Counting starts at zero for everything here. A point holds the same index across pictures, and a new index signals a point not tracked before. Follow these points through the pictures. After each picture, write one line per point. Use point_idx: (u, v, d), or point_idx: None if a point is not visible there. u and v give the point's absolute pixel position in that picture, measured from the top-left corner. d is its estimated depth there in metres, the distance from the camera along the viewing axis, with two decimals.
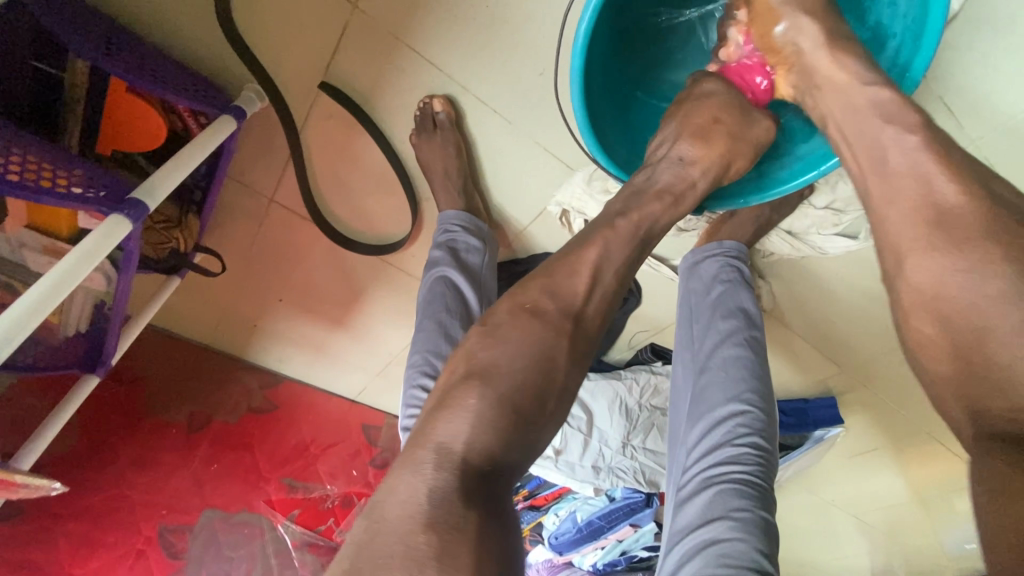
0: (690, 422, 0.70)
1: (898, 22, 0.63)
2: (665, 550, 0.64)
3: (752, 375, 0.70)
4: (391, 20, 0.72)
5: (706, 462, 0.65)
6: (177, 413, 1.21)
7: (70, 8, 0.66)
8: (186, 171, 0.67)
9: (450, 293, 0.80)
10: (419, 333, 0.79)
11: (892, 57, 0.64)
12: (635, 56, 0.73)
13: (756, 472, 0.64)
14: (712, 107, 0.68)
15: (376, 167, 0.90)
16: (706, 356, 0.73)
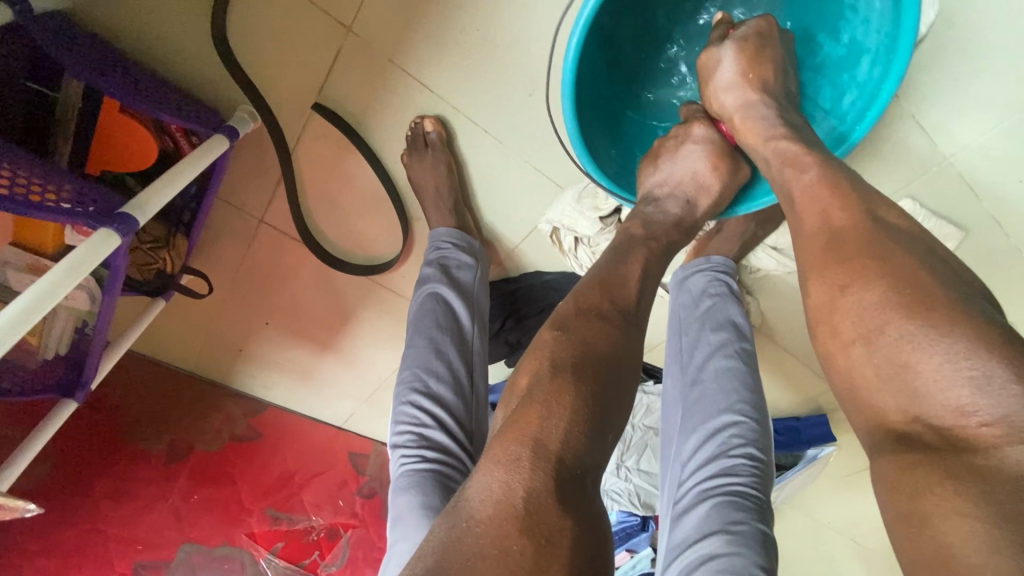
0: (683, 434, 0.70)
1: (871, 38, 0.66)
2: (664, 565, 0.62)
3: (744, 386, 0.70)
4: (384, 43, 0.74)
5: (701, 475, 0.64)
6: (157, 442, 1.17)
7: (68, 31, 0.67)
8: (179, 187, 0.67)
9: (440, 309, 0.80)
10: (410, 350, 0.78)
11: (866, 70, 0.67)
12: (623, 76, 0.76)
13: (753, 483, 0.63)
14: (701, 132, 0.73)
15: (367, 186, 0.91)
16: (697, 369, 0.73)
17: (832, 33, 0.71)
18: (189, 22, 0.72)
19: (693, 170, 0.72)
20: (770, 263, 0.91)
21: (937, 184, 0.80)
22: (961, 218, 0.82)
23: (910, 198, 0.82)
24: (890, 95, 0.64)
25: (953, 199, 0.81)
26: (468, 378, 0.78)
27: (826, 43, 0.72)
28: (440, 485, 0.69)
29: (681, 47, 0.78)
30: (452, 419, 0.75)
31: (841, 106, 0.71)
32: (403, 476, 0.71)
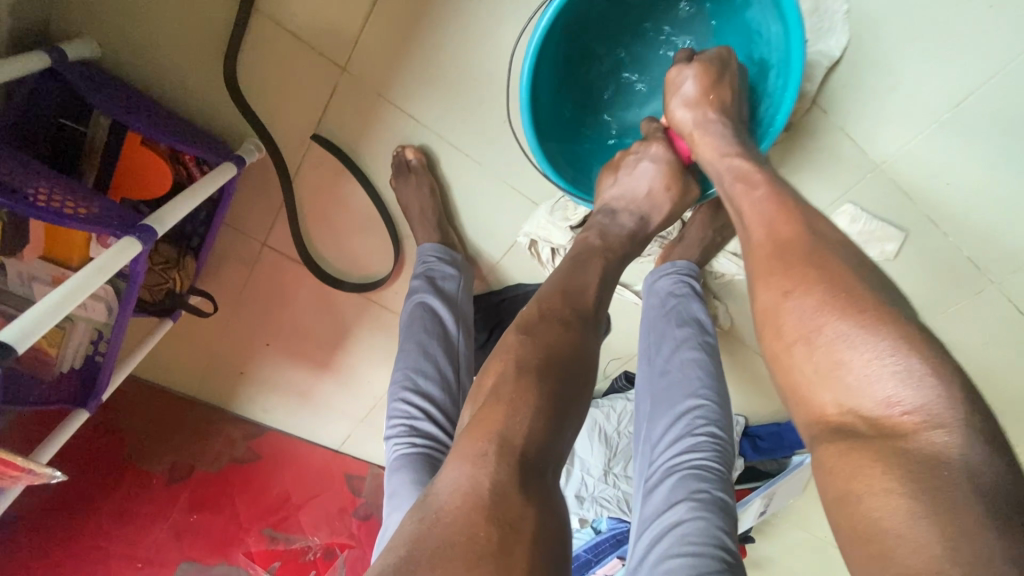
0: (653, 417, 0.75)
1: (773, 55, 0.76)
2: (636, 534, 0.67)
3: (707, 372, 0.76)
4: (375, 82, 0.84)
5: (669, 452, 0.70)
6: (159, 463, 1.22)
7: (99, 77, 0.78)
8: (192, 205, 0.76)
9: (427, 315, 0.87)
10: (400, 351, 0.85)
11: (774, 83, 0.77)
12: (583, 90, 0.85)
13: (716, 457, 0.68)
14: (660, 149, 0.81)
15: (362, 209, 0.99)
16: (664, 359, 0.79)
17: (749, 50, 0.80)
18: (204, 66, 0.82)
19: (650, 182, 0.80)
20: (731, 268, 0.99)
21: (872, 190, 0.91)
22: (900, 221, 0.93)
23: (851, 203, 0.93)
24: (793, 100, 0.72)
25: (889, 204, 0.92)
26: (454, 375, 0.85)
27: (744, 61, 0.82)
28: (428, 465, 0.75)
29: (645, 70, 0.85)
30: (440, 410, 0.81)
31: (761, 113, 0.79)
32: (395, 461, 0.77)
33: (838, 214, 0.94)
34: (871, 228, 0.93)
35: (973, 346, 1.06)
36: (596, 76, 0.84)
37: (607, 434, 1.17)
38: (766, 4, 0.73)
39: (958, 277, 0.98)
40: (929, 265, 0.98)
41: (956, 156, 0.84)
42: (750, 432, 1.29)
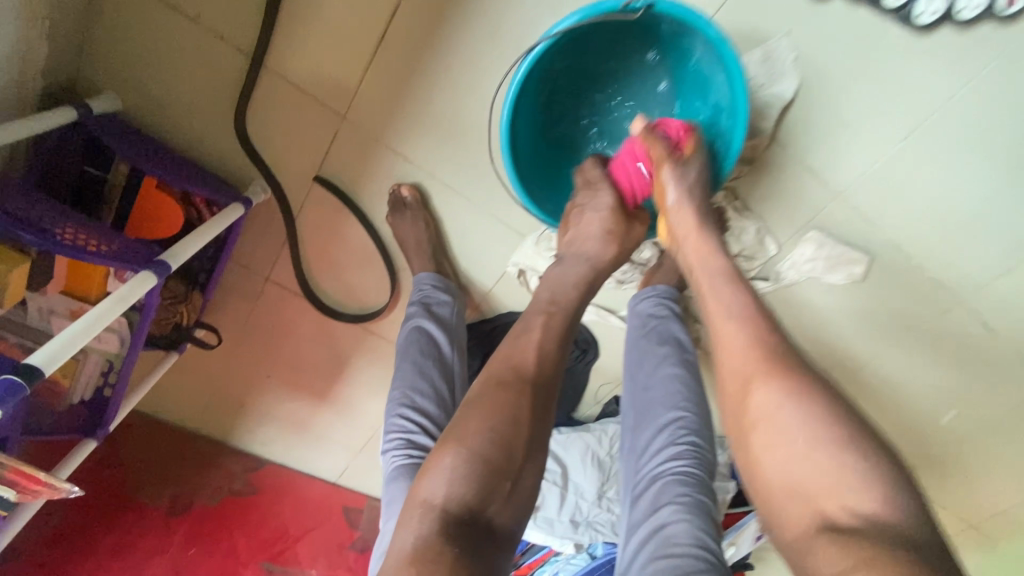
0: (639, 429, 0.79)
1: (721, 99, 0.80)
2: (626, 540, 0.69)
3: (688, 386, 0.81)
4: (371, 128, 0.91)
5: (654, 461, 0.73)
6: (159, 497, 1.24)
7: (121, 128, 0.86)
8: (202, 243, 0.82)
9: (423, 339, 0.92)
10: (397, 372, 0.90)
11: (726, 123, 0.81)
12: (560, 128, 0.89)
13: (699, 464, 0.72)
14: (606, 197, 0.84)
15: (359, 244, 1.06)
16: (647, 374, 0.84)
17: (700, 95, 0.83)
18: (216, 116, 0.90)
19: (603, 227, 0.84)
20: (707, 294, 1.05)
21: (836, 217, 0.97)
22: (864, 244, 0.99)
23: (817, 229, 0.99)
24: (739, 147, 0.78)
25: (853, 228, 0.98)
26: (448, 392, 0.90)
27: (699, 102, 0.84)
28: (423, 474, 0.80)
29: (612, 112, 0.88)
30: (435, 424, 0.86)
31: (715, 153, 0.82)
32: (392, 472, 0.81)
33: (805, 240, 1.01)
34: (838, 252, 1.00)
35: (947, 360, 1.12)
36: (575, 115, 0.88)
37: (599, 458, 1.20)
38: (712, 57, 0.76)
39: (926, 295, 1.04)
40: (900, 284, 1.03)
41: (906, 185, 0.92)
42: None
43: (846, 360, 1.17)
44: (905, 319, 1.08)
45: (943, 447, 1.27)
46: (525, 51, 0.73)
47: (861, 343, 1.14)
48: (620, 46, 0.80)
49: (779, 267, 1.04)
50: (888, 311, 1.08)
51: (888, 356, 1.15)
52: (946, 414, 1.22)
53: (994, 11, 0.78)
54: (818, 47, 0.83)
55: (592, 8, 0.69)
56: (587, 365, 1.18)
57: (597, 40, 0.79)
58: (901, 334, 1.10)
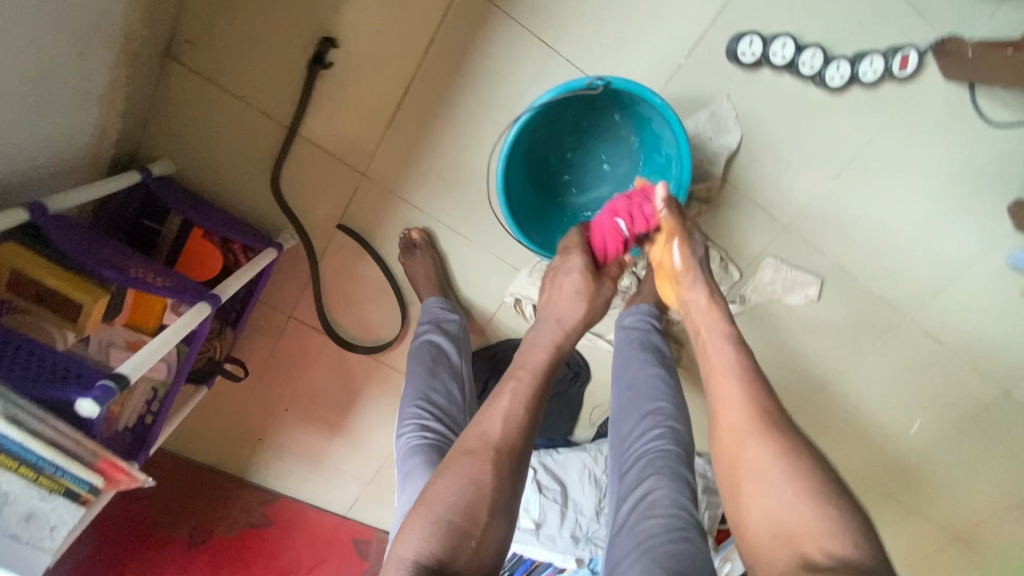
0: (624, 418, 0.91)
1: (672, 151, 0.96)
2: (617, 510, 0.80)
3: (666, 381, 0.93)
4: (387, 183, 1.07)
5: (639, 443, 0.85)
6: (180, 529, 1.33)
7: (173, 187, 1.01)
8: (240, 281, 0.96)
9: (435, 350, 1.07)
10: (411, 375, 1.03)
11: (677, 172, 0.97)
12: (544, 175, 1.04)
13: (678, 444, 0.83)
14: (576, 262, 0.98)
15: (374, 283, 1.19)
16: (631, 374, 0.96)
17: (655, 149, 1.00)
18: (253, 176, 1.06)
19: (575, 288, 0.97)
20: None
21: (788, 247, 1.13)
22: (815, 269, 1.15)
23: (773, 257, 1.14)
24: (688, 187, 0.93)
25: (803, 256, 1.13)
26: (455, 387, 1.04)
27: (655, 153, 1.00)
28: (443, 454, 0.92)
29: (586, 166, 1.04)
30: (442, 411, 0.99)
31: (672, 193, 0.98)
32: (407, 452, 0.93)
33: (763, 266, 1.14)
34: (793, 276, 1.15)
35: (906, 373, 1.25)
36: (555, 165, 1.03)
37: (595, 475, 1.29)
38: (661, 119, 0.94)
39: (876, 314, 1.18)
40: (851, 304, 1.18)
41: (843, 215, 1.09)
42: None
43: (815, 377, 1.28)
44: (862, 337, 1.21)
45: (916, 460, 1.37)
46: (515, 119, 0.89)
47: (824, 360, 1.26)
48: (589, 112, 0.97)
49: (743, 290, 1.17)
50: (845, 331, 1.21)
51: (853, 373, 1.27)
52: (912, 426, 1.32)
53: (891, 74, 0.97)
54: (755, 106, 1.01)
55: (566, 85, 0.86)
56: (581, 387, 1.29)
57: (569, 108, 0.96)
58: (860, 351, 1.23)
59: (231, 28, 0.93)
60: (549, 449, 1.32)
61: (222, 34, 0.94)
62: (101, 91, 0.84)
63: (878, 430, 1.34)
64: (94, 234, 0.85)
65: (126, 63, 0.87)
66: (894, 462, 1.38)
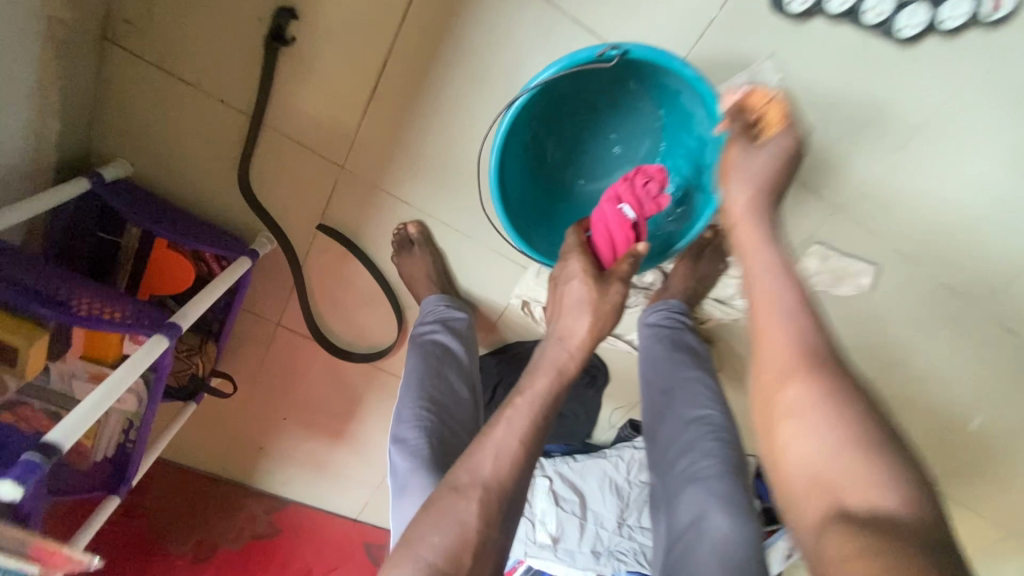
0: (667, 433, 0.86)
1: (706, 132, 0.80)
2: (671, 536, 0.81)
3: (707, 388, 0.88)
4: (370, 176, 0.94)
5: (689, 465, 0.82)
6: (183, 544, 1.28)
7: (130, 191, 0.89)
8: (209, 301, 0.84)
9: (442, 350, 0.97)
10: (413, 376, 0.93)
11: (712, 156, 0.81)
12: (551, 164, 0.89)
13: (734, 468, 0.82)
14: (577, 268, 0.87)
15: (365, 286, 1.08)
16: (671, 383, 0.89)
17: (685, 127, 0.84)
18: (219, 175, 0.94)
19: (579, 298, 0.86)
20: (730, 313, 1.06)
21: (838, 231, 0.97)
22: (869, 255, 0.99)
23: (820, 243, 0.98)
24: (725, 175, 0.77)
25: (855, 240, 0.97)
26: (459, 392, 0.95)
27: (684, 134, 0.85)
28: (444, 463, 0.84)
29: (604, 149, 0.90)
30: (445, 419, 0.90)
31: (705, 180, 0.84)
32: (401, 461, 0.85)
33: (809, 255, 0.99)
34: (843, 264, 0.99)
35: (971, 367, 1.09)
36: (563, 152, 0.89)
37: (618, 486, 1.19)
38: (693, 94, 0.78)
39: (940, 302, 1.02)
40: (910, 293, 1.02)
41: (909, 192, 0.92)
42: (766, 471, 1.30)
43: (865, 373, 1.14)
44: (921, 328, 1.06)
45: (977, 458, 1.23)
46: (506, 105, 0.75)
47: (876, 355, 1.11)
48: (606, 89, 0.81)
49: None
50: (903, 322, 1.06)
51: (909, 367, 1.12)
52: (974, 423, 1.17)
53: (978, 18, 0.78)
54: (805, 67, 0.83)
55: (574, 57, 0.71)
56: (599, 390, 1.17)
57: (583, 85, 0.80)
58: (919, 344, 1.08)
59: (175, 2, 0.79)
60: (566, 456, 1.21)
61: (166, 9, 0.79)
62: (31, 89, 0.72)
63: (935, 427, 1.20)
64: (37, 265, 0.74)
65: (55, 54, 0.73)
66: (952, 461, 1.24)
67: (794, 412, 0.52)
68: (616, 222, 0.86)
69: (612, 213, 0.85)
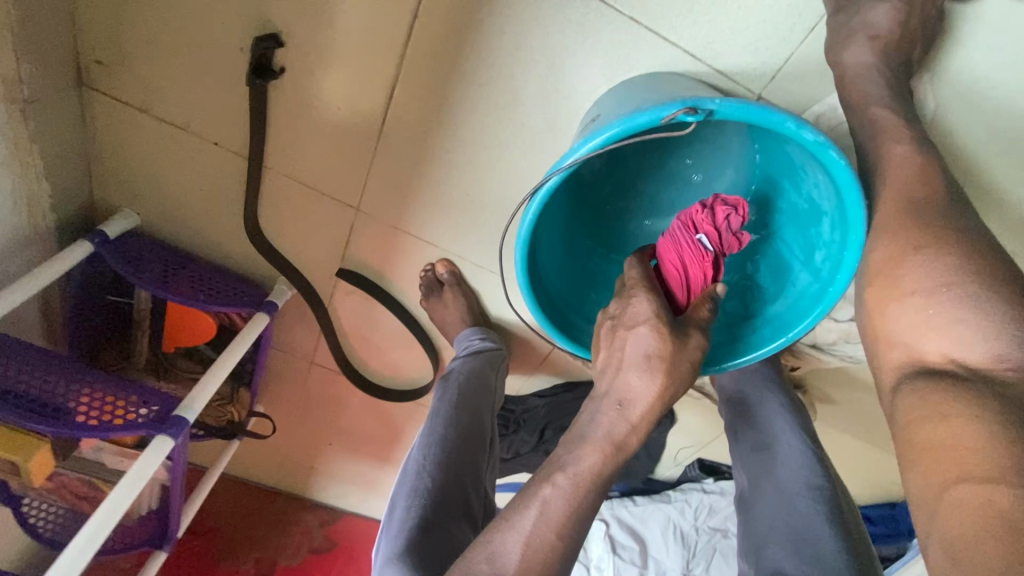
0: (761, 507, 0.73)
1: (823, 197, 0.57)
2: None
3: (814, 457, 0.73)
4: (389, 216, 0.81)
5: (788, 552, 0.67)
6: (244, 561, 1.31)
7: (139, 246, 0.83)
8: (219, 381, 0.76)
9: (467, 394, 0.81)
10: (431, 423, 0.77)
11: (828, 231, 0.58)
12: (605, 221, 0.71)
13: (850, 560, 0.65)
14: (644, 305, 0.54)
15: (395, 327, 0.97)
16: (765, 446, 0.76)
17: (793, 184, 0.62)
18: (226, 222, 0.84)
19: (643, 350, 0.53)
20: (833, 360, 0.84)
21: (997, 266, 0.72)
22: None
23: None
24: (856, 263, 0.54)
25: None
26: (483, 451, 0.79)
27: (790, 191, 0.62)
28: (449, 546, 0.65)
29: (675, 201, 0.70)
30: (461, 482, 0.72)
31: (813, 259, 0.61)
32: (396, 529, 0.66)
33: None
34: None
35: None
36: (621, 204, 0.71)
37: (681, 531, 1.08)
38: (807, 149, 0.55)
39: None
40: None
41: None
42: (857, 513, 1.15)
43: None
44: None
45: None
46: (529, 194, 0.51)
47: None
48: None
49: None
50: None
51: None
52: None
53: None
54: (973, 59, 0.58)
55: (631, 124, 0.47)
56: (663, 432, 1.03)
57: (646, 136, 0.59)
58: None
59: (149, 36, 0.66)
60: (625, 499, 1.13)
61: (141, 45, 0.67)
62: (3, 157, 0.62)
63: None
64: (54, 356, 0.69)
65: (22, 115, 0.63)
66: None
67: (880, 277, 0.49)
68: (691, 249, 0.58)
69: (689, 240, 0.58)
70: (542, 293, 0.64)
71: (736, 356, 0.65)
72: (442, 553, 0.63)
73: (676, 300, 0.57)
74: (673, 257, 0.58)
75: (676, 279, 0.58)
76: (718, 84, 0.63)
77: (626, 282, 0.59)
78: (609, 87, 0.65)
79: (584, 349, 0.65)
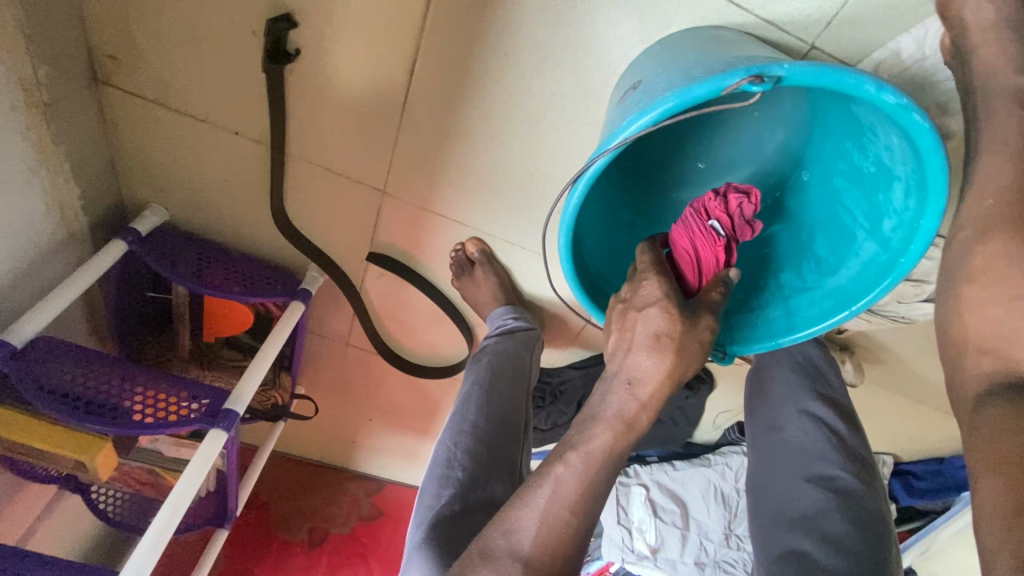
0: (783, 486, 0.79)
1: (897, 161, 0.53)
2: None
3: (838, 446, 0.79)
4: (416, 198, 0.79)
5: (795, 531, 0.75)
6: (299, 530, 1.38)
7: (170, 241, 0.83)
8: (262, 372, 0.77)
9: (494, 374, 0.81)
10: (459, 404, 0.78)
11: (900, 198, 0.54)
12: (645, 192, 0.69)
13: (855, 542, 0.73)
14: (655, 288, 0.53)
15: (428, 306, 0.97)
16: (793, 429, 0.81)
17: (857, 144, 0.58)
18: (253, 213, 0.83)
19: (653, 330, 0.51)
20: (880, 322, 0.80)
21: None
22: None
23: None
24: (935, 233, 0.51)
25: None
26: (515, 427, 0.78)
27: (854, 153, 0.58)
28: (477, 522, 0.67)
29: (723, 167, 0.65)
30: (490, 459, 0.73)
31: (881, 229, 0.57)
32: (423, 510, 0.69)
33: None
34: None
35: None
36: (661, 171, 0.67)
37: (721, 492, 1.10)
38: (878, 109, 0.51)
39: None
40: None
41: None
42: (902, 470, 1.13)
43: None
44: None
45: None
46: (573, 178, 0.49)
47: None
48: None
49: None
50: None
51: None
52: None
53: None
54: None
55: (686, 97, 0.43)
56: (702, 398, 1.02)
57: (699, 106, 0.55)
58: None
59: (160, 29, 0.63)
60: (664, 464, 1.12)
61: (153, 37, 0.64)
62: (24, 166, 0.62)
63: None
64: (109, 356, 0.71)
65: (43, 120, 0.62)
66: None
67: (981, 275, 0.46)
68: (702, 237, 0.54)
69: (701, 225, 0.54)
70: (580, 265, 0.61)
71: (790, 331, 0.64)
72: (466, 532, 0.65)
73: (691, 287, 0.55)
74: (684, 244, 0.54)
75: (687, 268, 0.55)
76: (766, 35, 0.59)
77: (637, 267, 0.56)
78: (645, 46, 0.61)
79: (600, 314, 0.63)
